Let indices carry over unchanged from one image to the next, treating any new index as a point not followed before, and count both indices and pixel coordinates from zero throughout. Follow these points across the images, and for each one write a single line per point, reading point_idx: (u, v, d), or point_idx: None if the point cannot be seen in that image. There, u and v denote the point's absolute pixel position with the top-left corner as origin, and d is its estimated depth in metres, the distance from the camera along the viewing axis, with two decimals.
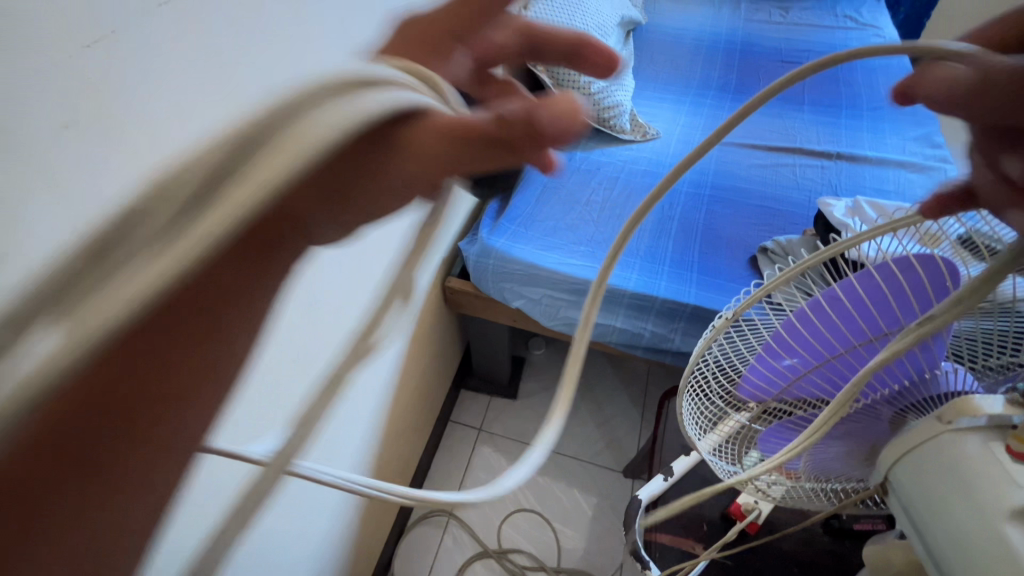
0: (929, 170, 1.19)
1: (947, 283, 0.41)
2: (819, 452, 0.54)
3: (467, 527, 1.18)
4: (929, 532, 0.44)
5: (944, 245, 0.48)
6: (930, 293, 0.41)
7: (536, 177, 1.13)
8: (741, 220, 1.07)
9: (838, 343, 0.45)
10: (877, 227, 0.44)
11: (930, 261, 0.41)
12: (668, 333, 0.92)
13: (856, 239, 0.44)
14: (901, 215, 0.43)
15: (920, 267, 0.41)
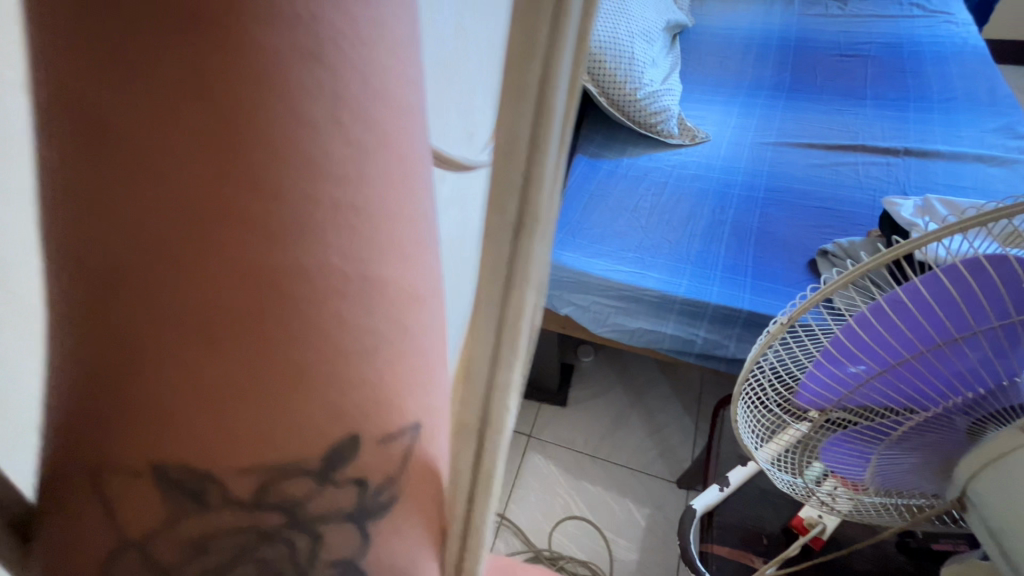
0: (1013, 163, 1.10)
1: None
2: (886, 463, 0.52)
3: (521, 534, 1.19)
4: (1013, 547, 0.42)
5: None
6: (1004, 296, 0.39)
7: (582, 185, 1.14)
8: (798, 222, 1.03)
9: (904, 349, 0.43)
10: (945, 227, 0.41)
11: (1004, 262, 0.39)
12: (722, 339, 0.90)
13: (922, 239, 0.42)
14: (974, 214, 0.41)
15: (993, 269, 0.39)
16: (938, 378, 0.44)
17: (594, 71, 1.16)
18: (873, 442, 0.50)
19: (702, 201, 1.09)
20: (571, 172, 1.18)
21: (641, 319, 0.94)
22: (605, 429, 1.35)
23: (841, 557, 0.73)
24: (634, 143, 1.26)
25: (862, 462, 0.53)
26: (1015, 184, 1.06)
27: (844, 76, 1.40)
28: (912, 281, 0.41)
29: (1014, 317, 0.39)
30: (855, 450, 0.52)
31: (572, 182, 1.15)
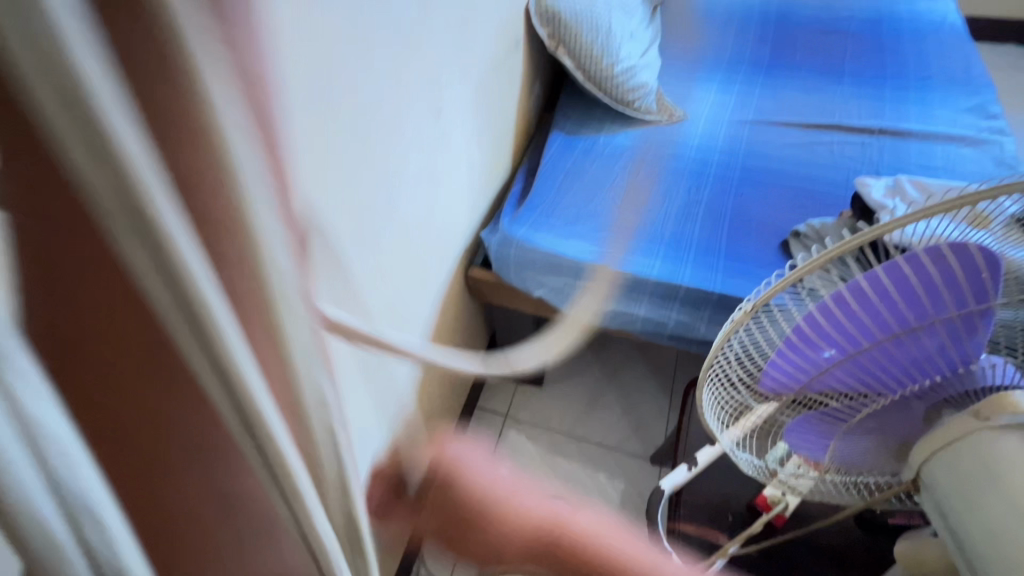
0: (983, 143, 1.11)
1: (982, 275, 0.39)
2: (845, 446, 0.52)
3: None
4: (959, 528, 0.43)
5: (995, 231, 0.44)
6: (963, 286, 0.39)
7: (558, 164, 1.12)
8: (773, 202, 1.03)
9: (864, 337, 0.43)
10: (912, 213, 0.41)
11: (965, 250, 0.38)
12: (693, 321, 0.90)
13: (889, 225, 0.41)
14: (935, 202, 0.41)
15: (953, 258, 0.38)
16: (898, 367, 0.44)
17: (569, 43, 1.12)
18: (834, 425, 0.50)
19: (678, 181, 1.08)
20: (546, 149, 1.15)
21: (614, 301, 0.93)
22: (581, 407, 1.36)
23: (805, 534, 0.75)
24: (611, 120, 1.23)
25: (821, 445, 0.53)
26: (984, 165, 1.07)
27: (823, 53, 1.38)
28: (876, 269, 0.40)
29: (970, 308, 0.40)
30: (816, 433, 0.52)
31: (547, 160, 1.12)
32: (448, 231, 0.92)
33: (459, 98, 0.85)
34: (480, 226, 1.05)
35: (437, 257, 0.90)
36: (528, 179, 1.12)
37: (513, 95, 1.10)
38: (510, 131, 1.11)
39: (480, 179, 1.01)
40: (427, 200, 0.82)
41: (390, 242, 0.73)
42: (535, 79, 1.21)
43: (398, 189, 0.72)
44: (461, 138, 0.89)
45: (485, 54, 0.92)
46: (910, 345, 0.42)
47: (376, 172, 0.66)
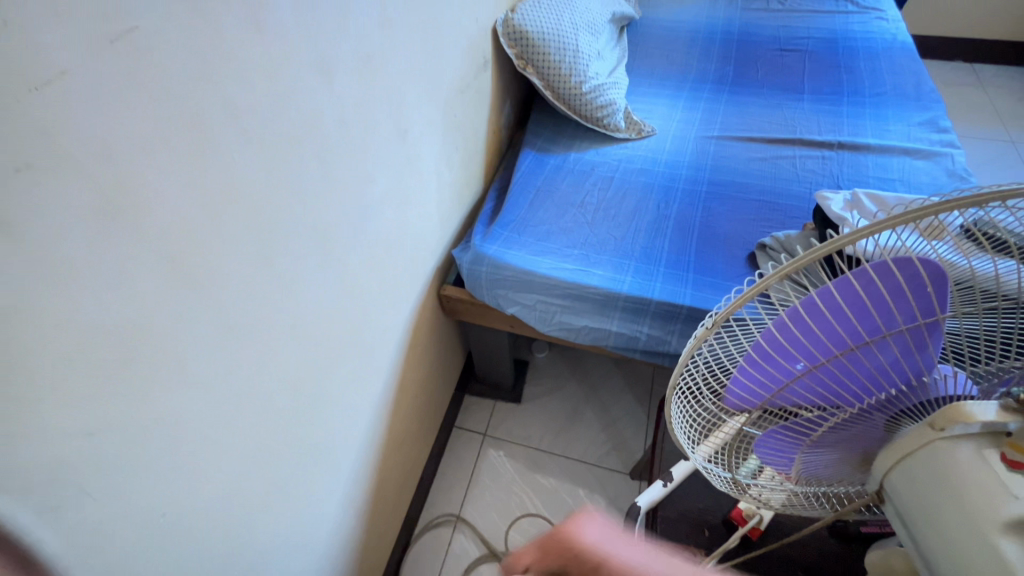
0: (936, 156, 1.15)
1: (927, 287, 0.39)
2: (812, 459, 0.52)
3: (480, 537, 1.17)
4: (921, 539, 0.43)
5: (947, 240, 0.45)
6: (910, 299, 0.40)
7: (529, 181, 1.12)
8: (739, 216, 1.05)
9: (820, 351, 0.44)
10: (862, 228, 0.42)
11: (909, 265, 0.39)
12: (665, 335, 0.90)
13: (840, 240, 0.42)
14: (884, 216, 0.42)
15: (899, 272, 0.39)
16: (856, 379, 0.44)
17: (538, 63, 1.14)
18: (802, 438, 0.51)
19: (648, 196, 1.10)
20: (517, 167, 1.16)
21: (587, 316, 0.93)
22: (560, 423, 1.35)
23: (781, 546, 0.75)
24: (581, 137, 1.25)
25: (789, 458, 0.54)
26: (937, 176, 1.11)
27: (784, 70, 1.43)
28: (826, 285, 0.42)
29: (919, 320, 0.40)
30: (783, 447, 0.52)
31: (519, 177, 1.13)
32: (420, 251, 0.92)
33: (428, 118, 0.86)
34: (453, 244, 1.05)
35: (408, 277, 0.89)
36: (500, 196, 1.12)
37: (483, 114, 1.10)
38: (480, 149, 1.12)
39: (451, 197, 1.01)
40: (397, 220, 0.81)
41: (358, 264, 0.72)
42: (506, 98, 1.22)
43: (365, 210, 0.72)
44: (430, 157, 0.89)
45: (453, 75, 0.92)
46: (867, 357, 0.42)
47: (342, 193, 0.65)
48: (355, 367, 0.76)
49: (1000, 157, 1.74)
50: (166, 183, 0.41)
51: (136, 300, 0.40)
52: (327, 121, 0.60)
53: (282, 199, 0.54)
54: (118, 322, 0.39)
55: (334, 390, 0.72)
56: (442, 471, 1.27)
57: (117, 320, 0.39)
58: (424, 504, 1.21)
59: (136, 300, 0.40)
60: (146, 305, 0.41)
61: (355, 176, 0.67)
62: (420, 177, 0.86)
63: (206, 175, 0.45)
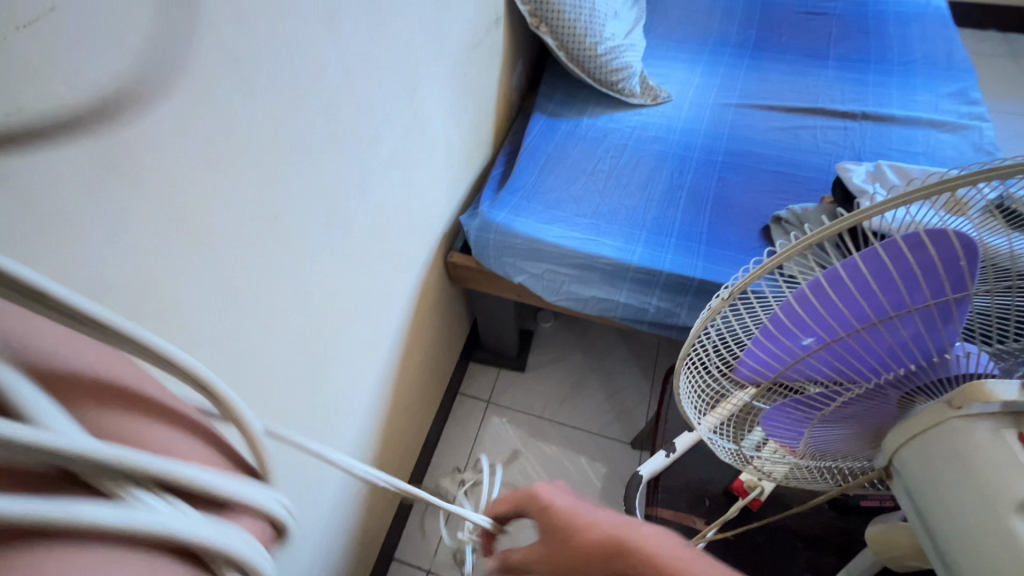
0: (964, 129, 1.11)
1: (961, 262, 0.38)
2: (821, 433, 0.52)
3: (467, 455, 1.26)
4: (930, 516, 0.43)
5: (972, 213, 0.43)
6: (941, 274, 0.38)
7: (539, 147, 1.09)
8: (755, 187, 1.02)
9: (841, 326, 0.42)
10: (891, 199, 0.40)
11: (943, 239, 0.38)
12: (674, 307, 0.89)
13: (869, 211, 0.40)
14: (916, 186, 0.40)
15: (932, 246, 0.38)
16: (873, 356, 0.43)
17: (552, 22, 1.09)
18: (812, 414, 0.49)
19: (661, 164, 1.07)
20: (527, 131, 1.13)
21: (594, 287, 0.92)
22: (564, 392, 1.36)
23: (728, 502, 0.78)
24: (594, 102, 1.21)
25: (797, 433, 0.53)
26: (963, 150, 1.07)
27: (809, 35, 1.36)
28: (852, 257, 0.40)
29: (948, 296, 0.39)
30: (791, 421, 0.52)
31: (528, 143, 1.10)
32: (426, 217, 0.90)
33: (437, 77, 0.82)
34: (460, 210, 1.03)
35: (414, 244, 0.88)
36: (509, 161, 1.09)
37: (493, 76, 1.06)
38: (490, 112, 1.08)
39: (459, 162, 0.99)
40: (404, 183, 0.79)
41: (365, 226, 0.71)
42: (517, 59, 1.17)
43: (372, 171, 0.70)
44: (439, 119, 0.86)
45: (463, 32, 0.88)
46: (889, 332, 0.41)
47: (348, 153, 0.63)
48: (359, 331, 0.76)
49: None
50: (162, 135, 0.40)
51: (134, 260, 0.40)
52: (334, 77, 0.58)
53: (284, 158, 0.53)
54: (115, 281, 0.38)
55: (338, 352, 0.71)
56: (446, 437, 1.29)
57: (114, 280, 0.38)
58: (427, 468, 1.24)
59: (134, 261, 0.39)
60: (144, 267, 0.40)
61: (361, 137, 0.66)
62: (428, 139, 0.84)
63: (205, 127, 0.43)
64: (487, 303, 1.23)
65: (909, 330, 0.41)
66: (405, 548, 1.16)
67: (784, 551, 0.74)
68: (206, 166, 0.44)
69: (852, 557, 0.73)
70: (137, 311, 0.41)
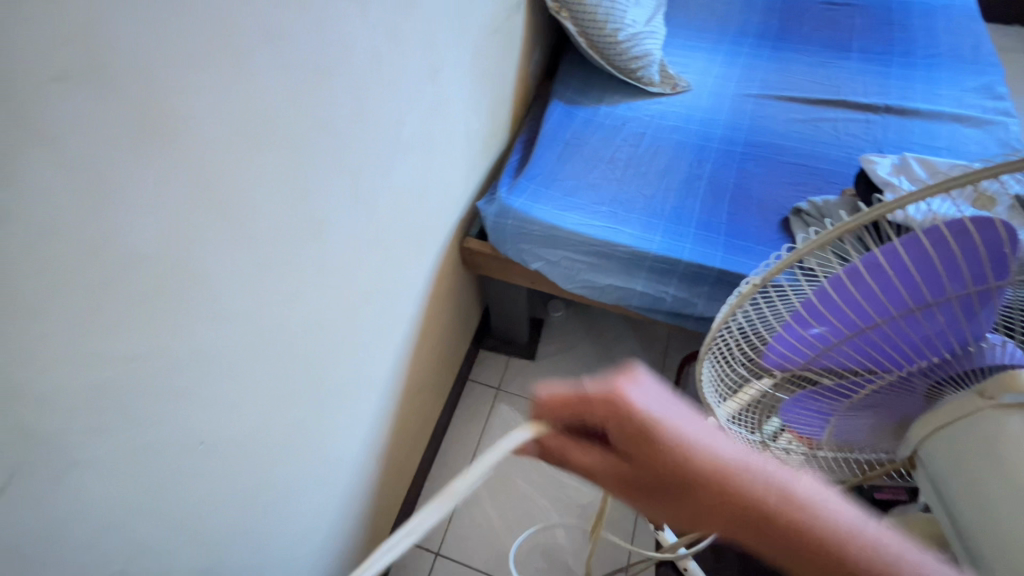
0: (988, 124, 1.09)
1: (1004, 249, 0.37)
2: (845, 423, 0.52)
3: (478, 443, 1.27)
4: (956, 505, 0.43)
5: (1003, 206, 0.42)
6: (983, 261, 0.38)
7: (557, 134, 1.09)
8: (774, 179, 1.01)
9: (876, 313, 0.42)
10: (934, 184, 0.38)
11: (985, 226, 0.37)
12: (691, 297, 0.88)
13: (910, 197, 0.39)
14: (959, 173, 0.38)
15: (977, 233, 0.37)
16: (905, 343, 0.43)
17: (573, 7, 1.07)
18: (837, 403, 0.50)
19: (680, 154, 1.06)
20: (545, 118, 1.12)
21: (611, 275, 0.92)
22: (573, 382, 1.37)
23: None
24: (613, 90, 1.19)
25: (820, 422, 0.53)
26: (988, 145, 1.06)
27: (832, 26, 1.34)
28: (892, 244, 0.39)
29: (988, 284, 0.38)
30: (816, 411, 0.52)
31: (546, 129, 1.09)
32: (444, 202, 0.90)
33: (459, 60, 0.82)
34: (476, 196, 1.03)
35: (431, 228, 0.88)
36: (526, 148, 1.09)
37: (513, 61, 1.05)
38: (508, 98, 1.07)
39: (477, 148, 0.98)
40: (424, 166, 0.79)
41: (386, 208, 0.71)
42: (536, 44, 1.16)
43: (395, 152, 0.69)
44: (459, 102, 0.85)
45: (485, 14, 0.87)
46: (925, 320, 0.41)
47: (373, 134, 0.63)
48: (378, 313, 0.76)
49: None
50: (200, 106, 0.40)
51: (168, 232, 0.40)
52: (362, 55, 0.57)
53: (313, 135, 0.53)
54: (149, 252, 0.38)
55: (358, 333, 0.72)
56: (456, 423, 1.30)
57: (147, 250, 0.38)
58: (436, 453, 1.25)
59: (168, 233, 0.40)
60: (177, 239, 0.41)
61: (386, 117, 0.65)
62: (448, 122, 0.83)
63: (239, 100, 0.43)
64: (500, 291, 1.23)
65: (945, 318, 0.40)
66: None
67: None
68: (238, 140, 0.44)
69: None
70: (170, 282, 0.41)
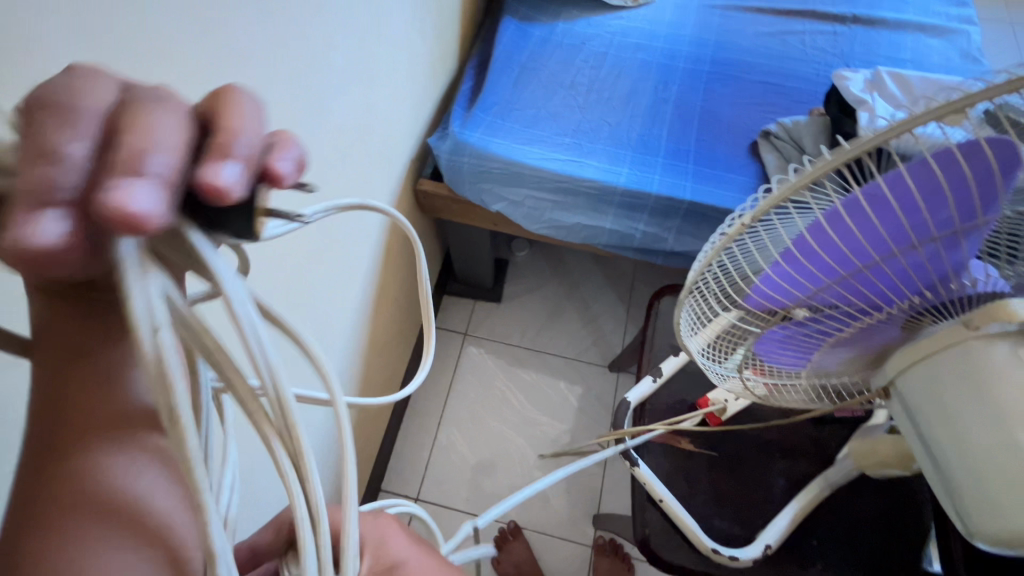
0: (952, 34, 1.06)
1: (997, 181, 0.34)
2: (825, 356, 0.51)
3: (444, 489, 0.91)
4: (929, 436, 0.44)
5: (975, 127, 0.38)
6: (974, 196, 0.34)
7: (511, 56, 0.98)
8: (742, 100, 0.96)
9: (858, 257, 0.39)
10: (924, 113, 0.33)
11: (979, 153, 0.33)
12: (661, 232, 0.85)
13: (900, 125, 0.34)
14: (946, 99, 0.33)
15: (967, 165, 0.33)
16: (892, 281, 0.40)
17: None
18: (818, 336, 0.48)
19: (645, 75, 0.98)
20: (498, 39, 1.00)
21: (578, 213, 0.86)
22: (541, 320, 1.35)
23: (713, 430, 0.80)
24: (570, 4, 1.08)
25: (797, 356, 0.52)
26: (951, 57, 1.03)
27: None
28: (881, 180, 0.35)
29: (976, 220, 0.35)
30: (798, 346, 0.50)
31: (500, 52, 0.98)
32: (391, 142, 0.80)
33: None
34: (428, 132, 0.93)
35: (381, 172, 0.79)
36: (478, 74, 0.98)
37: None
38: (454, 15, 0.94)
39: (425, 76, 0.87)
40: (364, 98, 0.69)
41: (325, 153, 0.62)
42: None
43: (326, 83, 0.59)
44: (398, 20, 0.73)
45: None
46: (908, 260, 0.38)
47: (294, 62, 0.53)
48: (328, 272, 0.69)
49: (1020, 17, 1.49)
50: (46, 27, 0.30)
51: None
52: None
53: (214, 66, 0.43)
54: None
55: (308, 300, 0.64)
56: (424, 372, 1.27)
57: None
58: (407, 405, 1.23)
59: None
60: None
61: (310, 39, 0.54)
62: (388, 47, 0.72)
63: (93, 10, 0.33)
64: (460, 235, 1.16)
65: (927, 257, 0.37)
66: (392, 478, 1.17)
67: (762, 461, 0.78)
68: None
69: (827, 463, 0.78)
70: None
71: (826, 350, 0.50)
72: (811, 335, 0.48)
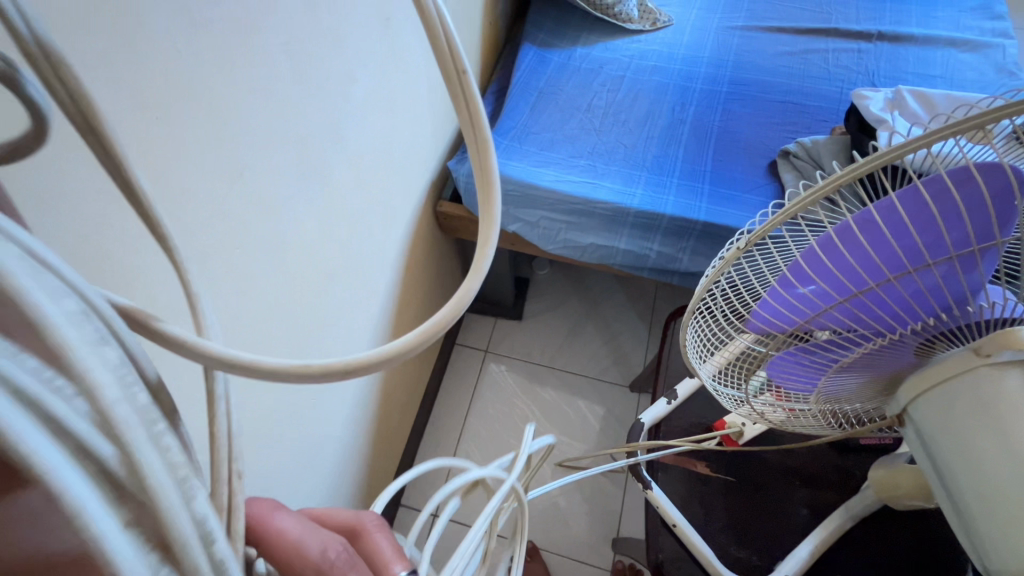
0: (984, 48, 1.03)
1: (989, 207, 0.33)
2: (835, 381, 0.50)
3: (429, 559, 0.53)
4: (943, 467, 0.42)
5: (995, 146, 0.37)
6: (967, 223, 0.34)
7: (529, 82, 1.01)
8: (760, 119, 0.95)
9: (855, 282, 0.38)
10: (916, 139, 0.33)
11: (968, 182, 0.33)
12: (676, 252, 0.85)
13: (890, 153, 0.34)
14: (940, 124, 0.33)
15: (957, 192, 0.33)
16: (894, 307, 0.39)
17: None
18: (824, 361, 0.47)
19: (661, 98, 0.99)
20: (517, 65, 1.03)
21: (593, 234, 0.87)
22: (561, 338, 1.36)
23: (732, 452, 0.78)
24: (588, 30, 1.10)
25: (809, 381, 0.51)
26: (984, 71, 1.00)
27: None
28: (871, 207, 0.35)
29: (974, 247, 0.34)
30: (807, 371, 0.49)
31: (519, 78, 1.01)
32: (411, 167, 0.84)
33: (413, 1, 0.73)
34: (448, 155, 0.96)
35: (400, 195, 0.82)
36: (497, 99, 1.01)
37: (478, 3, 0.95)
38: (475, 44, 0.98)
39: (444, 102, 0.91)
40: (384, 126, 0.72)
41: (345, 179, 0.65)
42: None
43: (347, 112, 0.63)
44: (419, 52, 0.77)
45: None
46: (905, 286, 0.37)
47: (317, 96, 0.57)
48: (349, 292, 0.72)
49: None
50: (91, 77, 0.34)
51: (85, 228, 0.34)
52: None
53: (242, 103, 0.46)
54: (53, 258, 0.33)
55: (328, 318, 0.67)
56: (445, 389, 1.29)
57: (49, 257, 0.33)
58: (428, 421, 1.24)
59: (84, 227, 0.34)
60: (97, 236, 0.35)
61: (330, 72, 0.58)
62: (409, 77, 0.76)
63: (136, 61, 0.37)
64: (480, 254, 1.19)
65: (926, 283, 0.36)
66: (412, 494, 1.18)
67: (783, 488, 0.76)
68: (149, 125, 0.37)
69: (851, 493, 0.75)
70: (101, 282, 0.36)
71: (836, 376, 0.49)
72: (818, 360, 0.47)
